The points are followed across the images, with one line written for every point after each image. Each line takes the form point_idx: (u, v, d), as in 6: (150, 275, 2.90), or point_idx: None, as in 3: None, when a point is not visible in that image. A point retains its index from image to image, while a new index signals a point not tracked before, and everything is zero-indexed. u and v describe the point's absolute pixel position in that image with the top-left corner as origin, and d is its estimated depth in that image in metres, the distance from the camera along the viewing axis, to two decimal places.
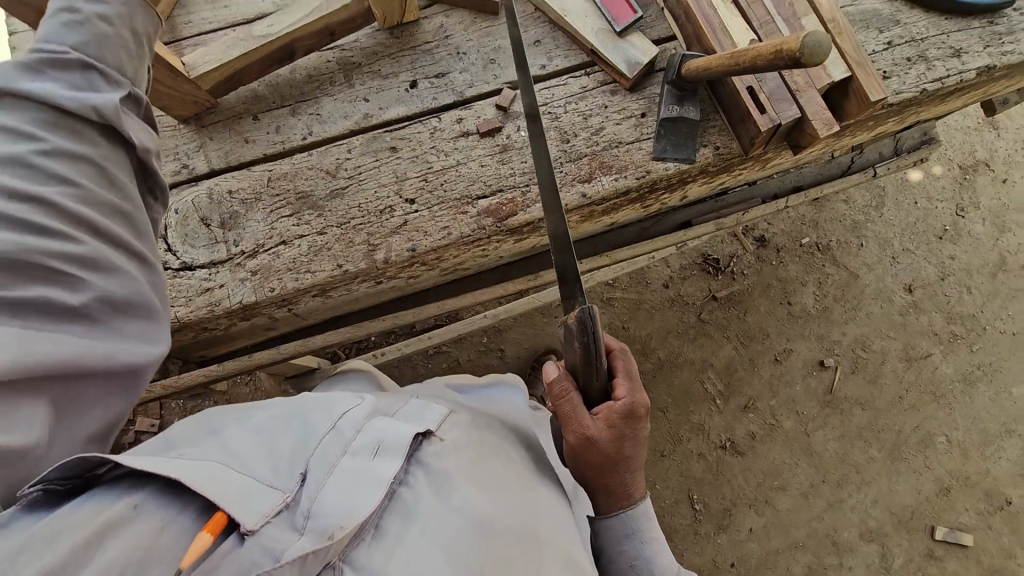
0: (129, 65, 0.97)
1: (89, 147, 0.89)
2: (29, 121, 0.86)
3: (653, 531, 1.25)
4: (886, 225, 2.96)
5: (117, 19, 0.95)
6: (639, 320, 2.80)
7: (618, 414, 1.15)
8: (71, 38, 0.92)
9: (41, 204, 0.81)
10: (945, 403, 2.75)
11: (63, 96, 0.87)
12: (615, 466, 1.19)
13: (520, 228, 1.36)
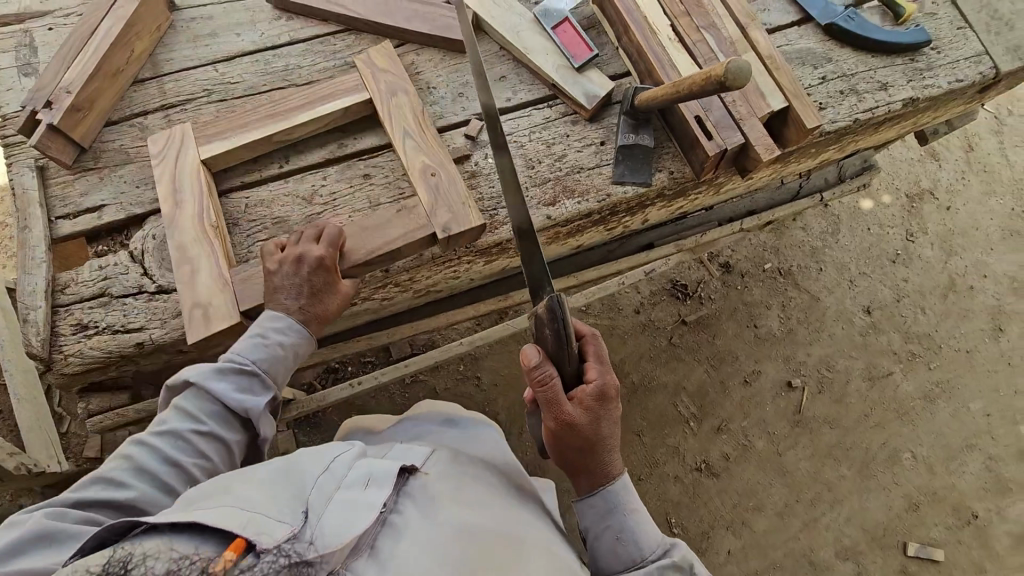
0: (283, 374, 1.27)
1: (232, 429, 1.21)
2: (204, 407, 1.18)
3: (637, 504, 1.28)
4: (842, 251, 3.12)
5: (287, 349, 1.24)
6: (613, 345, 2.86)
7: (593, 395, 1.19)
8: (255, 356, 1.22)
9: (178, 472, 1.13)
10: (909, 420, 2.84)
11: (230, 395, 1.20)
12: (594, 446, 1.24)
13: (489, 248, 1.43)
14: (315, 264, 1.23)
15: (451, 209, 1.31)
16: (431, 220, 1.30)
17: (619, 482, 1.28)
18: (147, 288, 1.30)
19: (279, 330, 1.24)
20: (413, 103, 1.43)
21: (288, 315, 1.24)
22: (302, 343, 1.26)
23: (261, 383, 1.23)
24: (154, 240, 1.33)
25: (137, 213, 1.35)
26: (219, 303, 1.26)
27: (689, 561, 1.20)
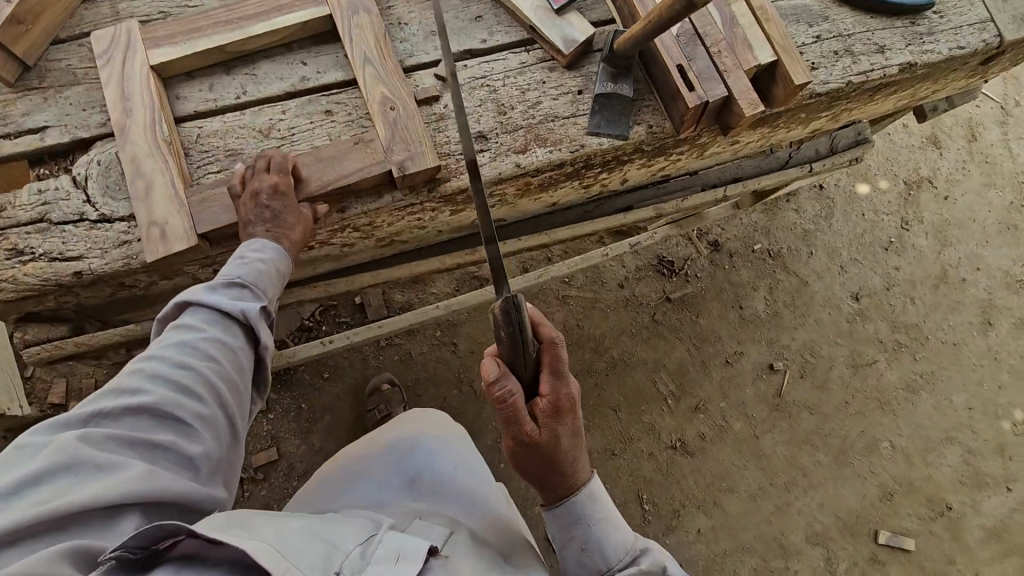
0: (275, 285, 1.22)
1: (234, 337, 1.14)
2: (203, 317, 1.12)
3: (605, 513, 1.20)
4: (835, 235, 3.06)
5: (269, 261, 1.20)
6: (594, 319, 2.80)
7: (546, 409, 1.09)
8: (242, 269, 1.18)
9: (192, 372, 1.05)
10: (890, 410, 2.80)
11: (225, 301, 1.14)
12: (557, 462, 1.14)
13: (454, 195, 1.36)
14: (269, 190, 1.19)
15: (408, 145, 1.28)
16: (387, 155, 1.27)
17: (587, 495, 1.19)
18: (88, 216, 1.23)
19: (259, 247, 1.20)
20: (375, 23, 1.38)
21: (265, 235, 1.21)
22: (283, 261, 1.23)
23: (252, 291, 1.18)
24: (99, 166, 1.26)
25: (83, 136, 1.29)
26: (176, 223, 1.19)
27: (660, 565, 1.15)
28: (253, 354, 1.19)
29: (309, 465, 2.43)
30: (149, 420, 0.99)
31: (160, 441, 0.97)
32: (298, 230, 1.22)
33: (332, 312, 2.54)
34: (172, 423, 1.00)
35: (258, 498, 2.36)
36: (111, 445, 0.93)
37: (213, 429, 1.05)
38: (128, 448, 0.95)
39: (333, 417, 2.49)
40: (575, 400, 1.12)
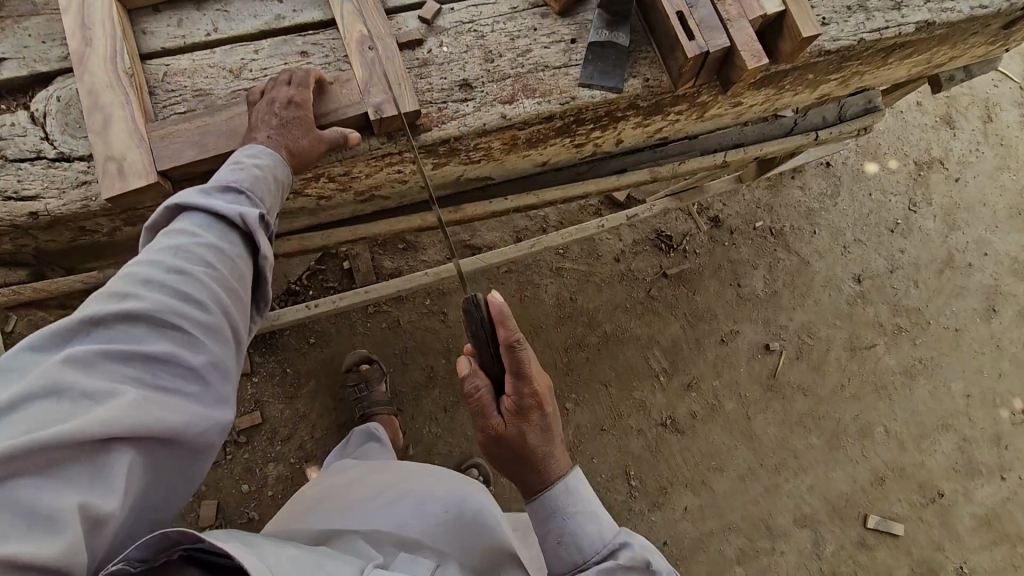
0: (273, 192, 1.11)
1: (234, 244, 1.04)
2: (196, 222, 1.02)
3: (583, 506, 1.15)
4: (839, 215, 2.98)
5: (266, 168, 1.10)
6: (588, 293, 2.73)
7: (510, 406, 1.14)
8: (239, 174, 1.08)
9: (187, 279, 0.95)
10: (886, 394, 2.75)
11: (219, 205, 1.03)
12: (527, 459, 1.15)
13: (436, 146, 1.29)
14: (284, 101, 1.15)
15: (387, 87, 1.22)
16: (364, 96, 1.21)
17: (563, 492, 1.15)
18: (46, 153, 1.17)
19: (254, 153, 1.11)
20: None
21: (264, 143, 1.13)
22: (281, 167, 1.13)
23: (250, 197, 1.07)
24: (59, 102, 1.19)
25: (41, 70, 1.21)
26: (135, 158, 1.14)
27: (641, 559, 1.07)
28: (253, 262, 1.08)
29: (292, 431, 2.39)
30: (144, 329, 0.90)
31: (156, 351, 0.89)
32: (302, 145, 1.15)
33: (320, 276, 2.47)
34: (170, 333, 0.91)
35: (240, 462, 2.33)
36: (103, 358, 0.86)
37: (216, 340, 0.96)
38: (124, 360, 0.87)
39: (317, 382, 2.45)
40: (542, 400, 1.15)
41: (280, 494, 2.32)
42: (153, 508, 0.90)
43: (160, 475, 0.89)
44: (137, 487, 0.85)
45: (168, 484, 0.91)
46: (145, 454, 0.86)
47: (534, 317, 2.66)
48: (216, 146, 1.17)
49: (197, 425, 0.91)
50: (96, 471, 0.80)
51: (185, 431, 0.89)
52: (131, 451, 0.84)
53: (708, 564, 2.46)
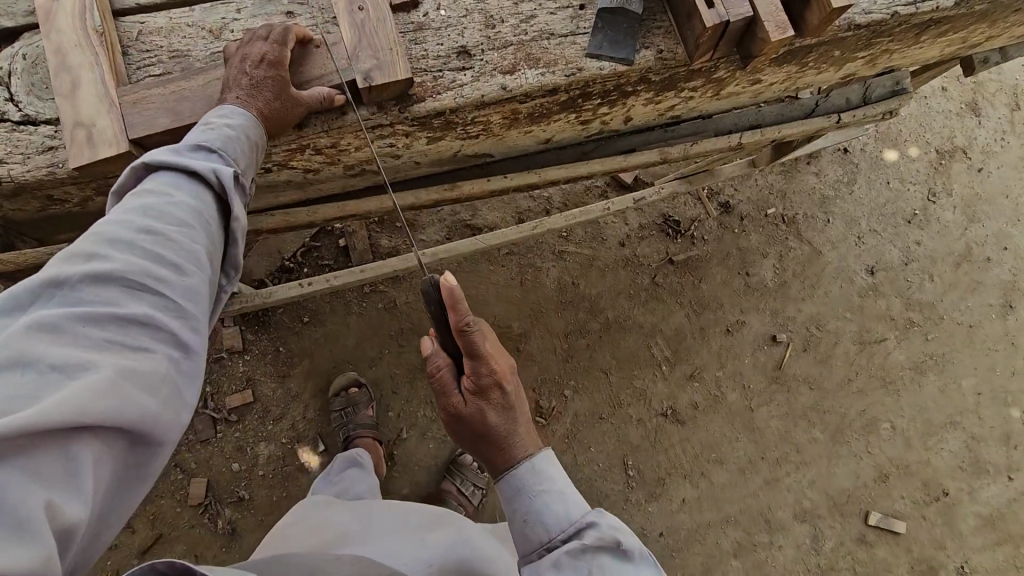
0: (245, 154, 1.03)
1: (207, 207, 0.94)
2: (165, 183, 0.92)
3: (549, 484, 1.10)
4: (855, 203, 2.87)
5: (238, 127, 1.02)
6: (591, 278, 2.65)
7: (469, 386, 1.15)
8: (208, 135, 0.99)
9: (160, 237, 0.84)
10: (894, 389, 2.67)
11: (191, 162, 0.94)
12: (488, 434, 1.14)
13: (430, 118, 1.21)
14: (258, 59, 1.07)
15: (377, 53, 1.14)
16: (353, 63, 1.13)
17: (527, 471, 1.11)
18: (10, 116, 1.09)
19: (226, 114, 1.03)
20: None
21: (233, 103, 1.05)
22: (255, 129, 1.05)
23: (222, 155, 0.98)
24: (24, 59, 1.11)
25: (4, 25, 1.12)
26: (105, 125, 1.06)
27: (609, 539, 1.02)
28: (226, 229, 0.98)
29: (284, 411, 2.35)
30: (116, 294, 0.77)
31: (132, 319, 0.76)
32: (277, 105, 1.07)
33: (315, 254, 2.39)
34: (147, 299, 0.79)
35: (231, 441, 2.28)
36: (70, 327, 0.72)
37: (198, 310, 0.84)
38: (94, 331, 0.73)
39: (311, 362, 2.39)
40: (500, 378, 1.14)
41: (271, 475, 2.28)
42: (107, 523, 0.74)
43: (126, 478, 0.74)
44: (102, 489, 0.70)
45: (133, 490, 0.75)
46: (116, 445, 0.72)
47: (535, 301, 2.59)
48: (190, 113, 1.09)
49: (174, 411, 0.78)
50: (63, 465, 0.66)
51: (165, 417, 0.76)
52: (101, 438, 0.70)
53: (704, 556, 2.42)
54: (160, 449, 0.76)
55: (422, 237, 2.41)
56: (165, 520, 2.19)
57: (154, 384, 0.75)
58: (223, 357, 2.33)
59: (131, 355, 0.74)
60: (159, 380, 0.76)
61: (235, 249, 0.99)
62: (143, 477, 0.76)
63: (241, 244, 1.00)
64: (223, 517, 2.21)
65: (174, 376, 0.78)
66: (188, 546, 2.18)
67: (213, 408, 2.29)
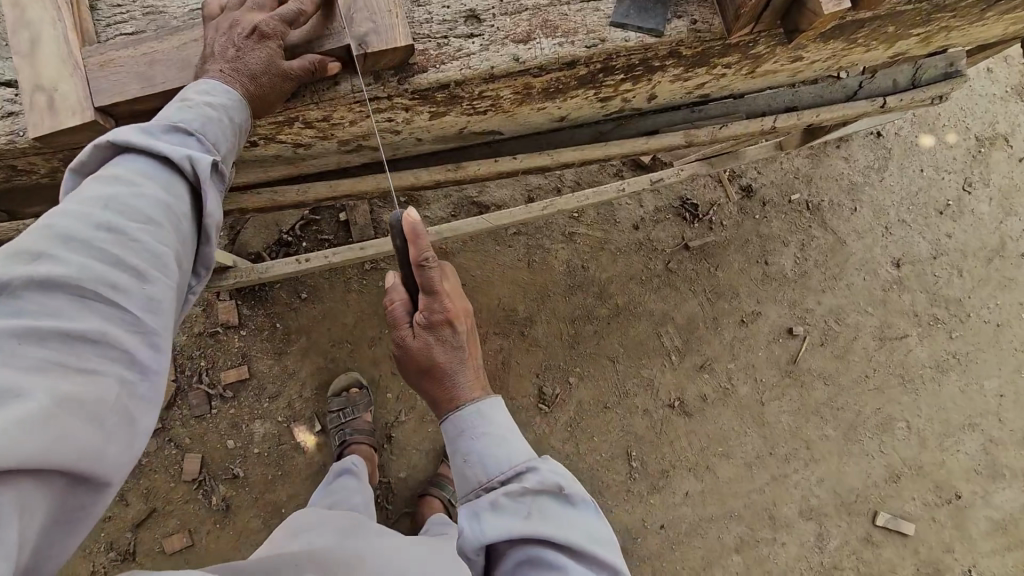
0: (226, 140, 0.92)
1: (178, 200, 0.83)
2: (131, 170, 0.81)
3: (493, 427, 1.03)
4: (884, 190, 2.71)
5: (220, 108, 0.92)
6: (601, 261, 2.53)
7: (420, 320, 1.09)
8: (185, 116, 0.88)
9: (119, 236, 0.74)
10: (912, 388, 2.57)
11: (162, 147, 0.83)
12: (434, 370, 1.07)
13: (433, 91, 1.09)
14: (245, 29, 0.96)
15: (374, 15, 1.01)
16: (348, 27, 1.01)
17: (471, 411, 1.04)
18: None
19: (207, 90, 0.92)
20: None
21: (217, 78, 0.94)
22: (238, 111, 0.95)
23: (200, 140, 0.88)
24: None
25: None
26: (68, 91, 0.97)
27: (551, 483, 0.98)
28: (199, 225, 0.87)
29: (280, 388, 2.28)
30: (63, 304, 0.68)
31: (79, 335, 0.67)
32: (264, 81, 0.96)
33: (314, 228, 2.29)
34: (98, 311, 0.70)
35: (225, 417, 2.22)
36: (7, 342, 0.63)
37: (161, 323, 0.75)
38: (35, 348, 0.64)
39: (308, 338, 2.32)
40: (453, 314, 1.08)
41: (266, 453, 2.22)
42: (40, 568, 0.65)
43: (64, 519, 0.66)
44: (34, 534, 0.62)
45: (72, 532, 0.67)
46: (50, 483, 0.63)
47: (542, 284, 2.48)
48: (163, 79, 0.99)
49: (124, 442, 0.69)
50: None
51: (110, 450, 0.67)
52: (33, 477, 0.61)
53: (705, 550, 2.36)
54: (106, 486, 0.68)
55: (427, 213, 2.30)
56: (158, 494, 2.14)
57: (101, 413, 0.66)
58: (218, 332, 2.26)
59: (77, 378, 0.66)
60: (106, 408, 0.67)
61: (211, 247, 0.88)
62: (85, 517, 0.67)
63: (219, 241, 0.90)
64: (217, 493, 2.16)
65: (127, 401, 0.70)
66: (182, 521, 2.13)
67: (207, 383, 2.22)
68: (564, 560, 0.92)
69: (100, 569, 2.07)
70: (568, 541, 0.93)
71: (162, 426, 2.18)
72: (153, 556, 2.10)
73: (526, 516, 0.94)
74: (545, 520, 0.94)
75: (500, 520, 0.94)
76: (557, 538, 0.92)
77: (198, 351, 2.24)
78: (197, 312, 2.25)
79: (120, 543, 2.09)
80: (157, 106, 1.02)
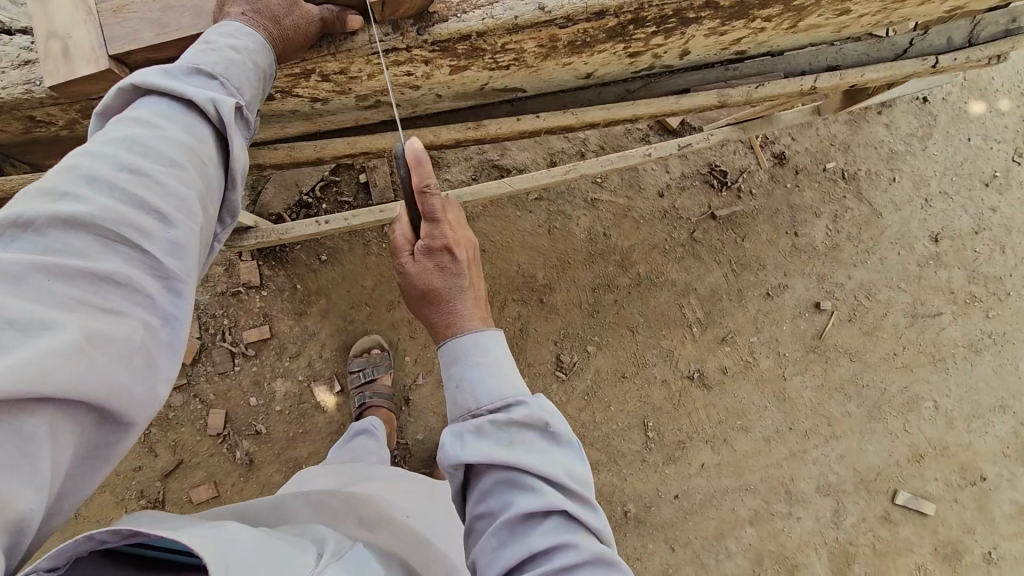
0: (250, 86, 0.90)
1: (202, 143, 0.81)
2: (154, 112, 0.79)
3: (490, 359, 0.97)
4: (927, 160, 2.58)
5: (243, 51, 0.90)
6: (624, 229, 2.47)
7: (420, 246, 1.04)
8: (207, 58, 0.86)
9: (145, 178, 0.73)
10: (942, 366, 2.49)
11: (184, 89, 0.81)
12: (429, 300, 1.04)
13: (452, 43, 1.05)
14: None
15: None
16: None
17: (470, 343, 0.98)
18: None
19: (230, 33, 0.90)
20: None
21: (241, 21, 0.93)
22: (262, 55, 0.93)
23: (223, 83, 0.85)
24: None
25: None
26: (82, 37, 0.97)
27: (537, 415, 0.93)
28: (223, 171, 0.85)
29: (301, 348, 2.31)
30: (89, 244, 0.67)
31: (104, 276, 0.66)
32: (287, 24, 0.94)
33: (334, 189, 2.26)
34: (122, 253, 0.69)
35: (248, 375, 2.26)
36: (33, 278, 0.62)
37: (184, 267, 0.74)
38: (61, 286, 0.63)
39: (328, 300, 2.34)
40: (452, 242, 1.03)
41: (288, 410, 2.27)
42: (68, 501, 0.66)
43: (89, 456, 0.66)
44: (63, 467, 0.62)
45: (99, 468, 0.67)
46: (77, 420, 0.63)
47: (563, 251, 2.44)
48: (177, 27, 0.97)
49: (148, 384, 0.69)
50: (12, 442, 0.57)
51: (136, 391, 0.67)
52: (61, 413, 0.61)
53: (718, 521, 2.35)
54: (130, 427, 0.68)
55: (447, 176, 2.26)
56: (185, 447, 2.21)
57: (126, 354, 0.66)
58: (240, 292, 2.28)
59: (103, 318, 0.65)
60: (133, 349, 0.67)
61: (236, 193, 0.87)
62: (110, 456, 0.68)
63: (244, 188, 0.88)
64: (241, 448, 2.22)
65: (150, 344, 0.69)
66: (208, 473, 2.20)
67: (230, 341, 2.26)
68: (538, 483, 0.88)
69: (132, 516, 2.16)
70: (548, 474, 0.89)
71: (187, 382, 2.23)
72: (181, 504, 2.18)
73: (508, 442, 0.90)
74: (525, 450, 0.90)
75: (481, 444, 0.90)
76: (536, 470, 0.88)
77: (221, 310, 2.28)
78: (219, 271, 2.27)
79: (151, 491, 2.17)
80: (174, 56, 1.00)
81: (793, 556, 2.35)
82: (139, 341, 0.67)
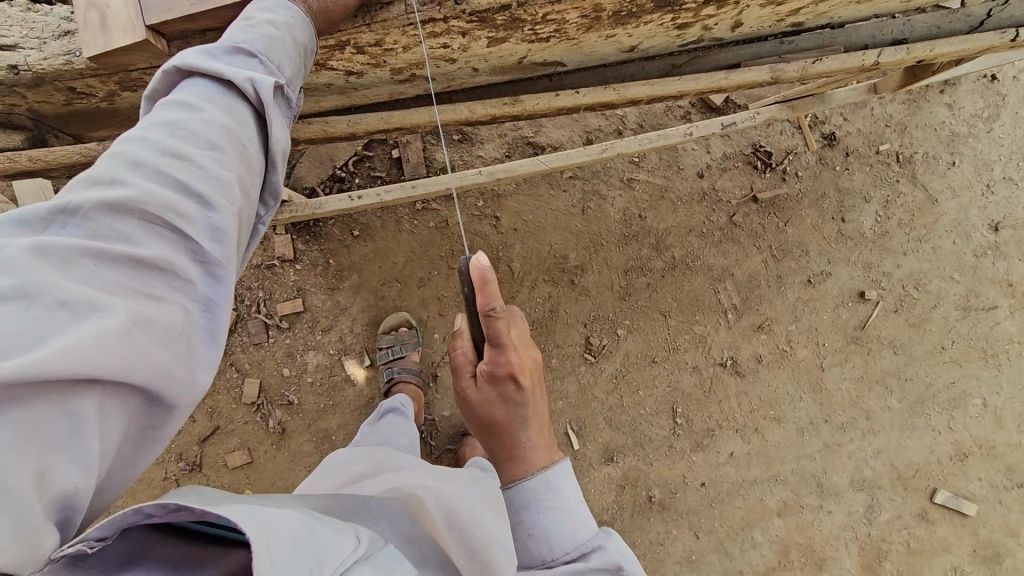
0: (290, 62, 0.89)
1: (242, 125, 0.80)
2: (196, 93, 0.78)
3: (561, 501, 1.14)
4: (991, 143, 2.42)
5: (281, 27, 0.88)
6: (660, 211, 2.40)
7: (484, 372, 1.18)
8: (244, 36, 0.85)
9: (187, 162, 0.72)
10: (994, 363, 2.37)
11: (223, 68, 0.80)
12: (492, 430, 1.20)
13: (492, 13, 1.02)
14: None
15: None
16: None
17: (541, 483, 1.15)
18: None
19: (268, 9, 0.89)
20: None
21: None
22: (300, 28, 0.91)
23: (263, 62, 0.84)
24: None
25: None
26: (118, 8, 0.97)
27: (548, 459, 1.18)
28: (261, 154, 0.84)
29: (332, 323, 2.33)
30: (132, 226, 0.66)
31: (149, 262, 0.65)
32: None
33: (367, 164, 2.26)
34: (164, 237, 0.68)
35: (281, 347, 2.30)
36: (81, 262, 0.62)
37: (225, 252, 0.73)
38: (107, 270, 0.63)
39: (360, 276, 2.35)
40: (516, 369, 1.16)
41: (319, 382, 2.31)
42: (116, 481, 0.66)
43: (137, 438, 0.66)
44: (110, 448, 0.62)
45: (144, 451, 0.67)
46: (124, 404, 0.62)
47: (596, 232, 2.39)
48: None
49: (189, 367, 0.68)
50: (66, 422, 0.56)
51: (179, 373, 0.66)
52: (112, 396, 0.60)
53: (745, 510, 2.31)
54: (173, 410, 0.67)
55: (480, 152, 2.21)
56: (220, 414, 2.27)
57: (169, 339, 0.65)
58: (274, 265, 2.31)
59: (148, 303, 0.64)
60: (175, 335, 0.66)
61: (276, 174, 0.86)
62: (156, 438, 0.67)
63: (284, 169, 0.87)
64: (274, 417, 2.27)
65: (190, 329, 0.68)
66: (242, 439, 2.27)
67: (265, 313, 2.30)
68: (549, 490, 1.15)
69: (171, 477, 2.25)
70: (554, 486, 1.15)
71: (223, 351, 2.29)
72: (216, 468, 2.25)
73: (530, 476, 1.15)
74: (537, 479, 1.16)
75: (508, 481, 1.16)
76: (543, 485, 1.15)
77: (255, 282, 2.31)
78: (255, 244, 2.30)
79: (188, 454, 2.26)
80: (210, 26, 1.00)
81: (821, 549, 2.30)
82: (182, 326, 0.67)
